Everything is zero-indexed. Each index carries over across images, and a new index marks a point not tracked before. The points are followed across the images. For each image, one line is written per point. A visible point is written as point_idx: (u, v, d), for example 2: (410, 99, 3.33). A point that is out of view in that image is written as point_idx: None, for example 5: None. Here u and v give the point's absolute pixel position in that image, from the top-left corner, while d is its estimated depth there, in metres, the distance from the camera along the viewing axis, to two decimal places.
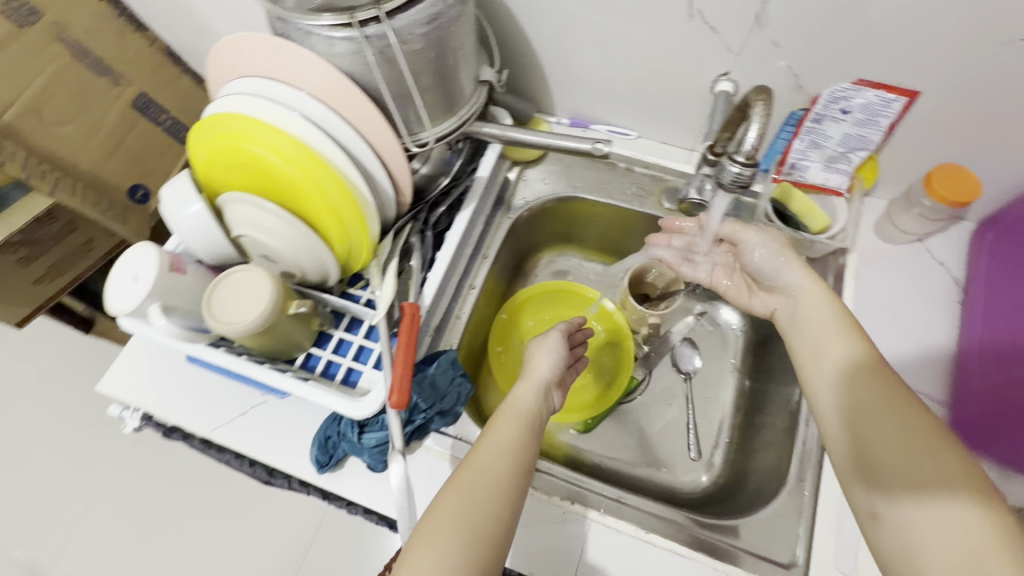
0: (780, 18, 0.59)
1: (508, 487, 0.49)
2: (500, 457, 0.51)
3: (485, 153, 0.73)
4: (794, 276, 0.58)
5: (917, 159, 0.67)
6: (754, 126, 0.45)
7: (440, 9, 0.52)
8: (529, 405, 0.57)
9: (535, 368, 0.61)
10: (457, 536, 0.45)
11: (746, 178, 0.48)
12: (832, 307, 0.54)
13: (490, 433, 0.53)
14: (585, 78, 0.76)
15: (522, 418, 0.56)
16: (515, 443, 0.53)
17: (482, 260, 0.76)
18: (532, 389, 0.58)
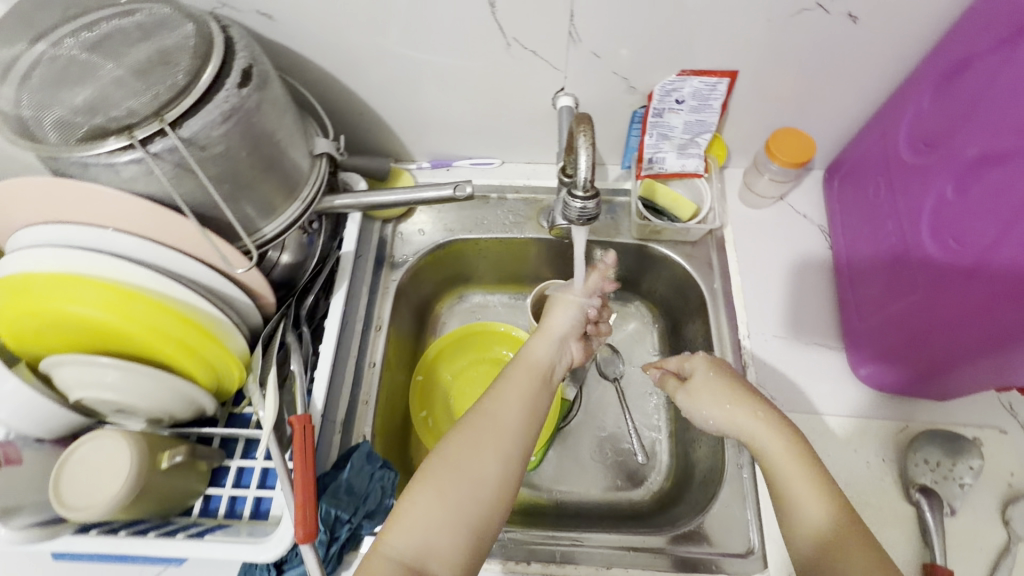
0: (591, 31, 0.59)
1: (519, 448, 0.50)
2: (513, 410, 0.52)
3: (347, 227, 0.69)
4: (723, 411, 0.53)
5: (757, 129, 0.70)
6: (584, 156, 0.46)
7: (236, 103, 0.48)
8: (547, 360, 0.57)
9: (553, 321, 0.60)
10: (461, 487, 0.47)
11: (590, 209, 0.49)
12: (776, 433, 0.50)
13: (507, 389, 0.54)
14: (431, 120, 0.74)
15: (535, 375, 0.56)
16: (527, 399, 0.53)
17: (376, 332, 0.71)
18: (548, 342, 0.58)
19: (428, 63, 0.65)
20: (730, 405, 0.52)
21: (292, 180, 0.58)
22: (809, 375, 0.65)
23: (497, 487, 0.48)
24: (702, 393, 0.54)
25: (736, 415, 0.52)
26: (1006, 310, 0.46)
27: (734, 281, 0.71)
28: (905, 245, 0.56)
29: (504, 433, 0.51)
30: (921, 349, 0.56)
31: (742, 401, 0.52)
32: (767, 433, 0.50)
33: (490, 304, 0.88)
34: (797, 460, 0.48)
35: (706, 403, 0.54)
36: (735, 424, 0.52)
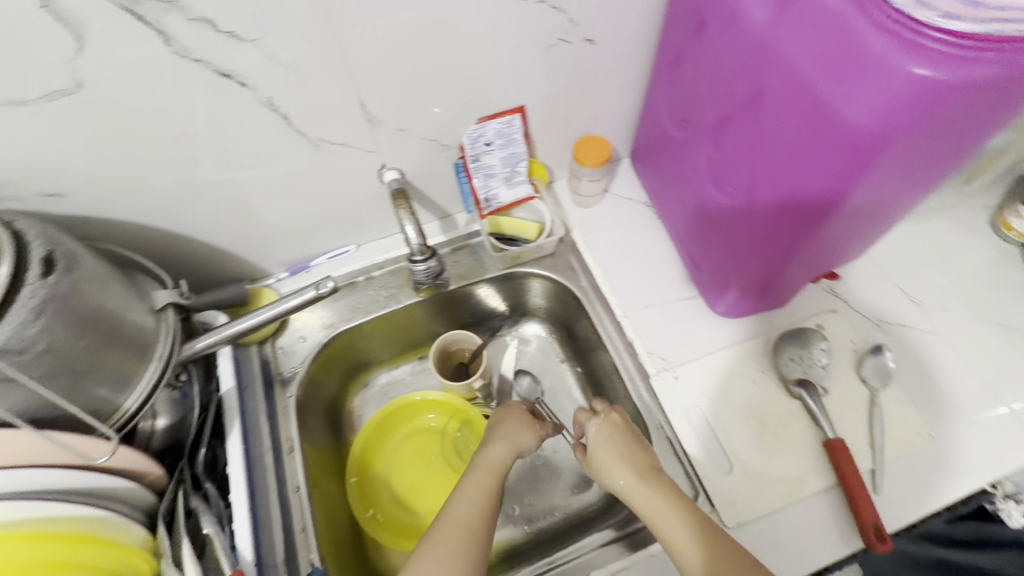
0: (387, 112, 0.64)
1: (475, 517, 0.57)
2: (468, 503, 0.58)
3: (219, 364, 0.66)
4: (616, 458, 0.59)
5: (561, 143, 0.80)
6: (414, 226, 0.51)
7: (45, 293, 0.46)
8: (498, 460, 0.63)
9: (507, 428, 0.67)
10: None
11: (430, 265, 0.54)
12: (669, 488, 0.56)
13: (472, 476, 0.61)
14: (273, 232, 0.74)
15: (491, 476, 0.61)
16: (483, 479, 0.61)
17: (289, 456, 0.68)
18: (504, 445, 0.64)
19: (245, 184, 0.66)
20: (619, 457, 0.59)
21: (140, 341, 0.55)
22: (686, 327, 0.74)
23: (465, 546, 0.55)
24: (608, 431, 0.62)
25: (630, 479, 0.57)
26: (783, 224, 0.54)
27: (596, 273, 0.79)
28: (702, 192, 0.66)
29: (459, 514, 0.57)
30: (745, 272, 0.65)
31: (630, 462, 0.58)
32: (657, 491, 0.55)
33: (398, 378, 0.88)
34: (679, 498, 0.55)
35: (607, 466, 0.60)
36: (634, 487, 0.57)
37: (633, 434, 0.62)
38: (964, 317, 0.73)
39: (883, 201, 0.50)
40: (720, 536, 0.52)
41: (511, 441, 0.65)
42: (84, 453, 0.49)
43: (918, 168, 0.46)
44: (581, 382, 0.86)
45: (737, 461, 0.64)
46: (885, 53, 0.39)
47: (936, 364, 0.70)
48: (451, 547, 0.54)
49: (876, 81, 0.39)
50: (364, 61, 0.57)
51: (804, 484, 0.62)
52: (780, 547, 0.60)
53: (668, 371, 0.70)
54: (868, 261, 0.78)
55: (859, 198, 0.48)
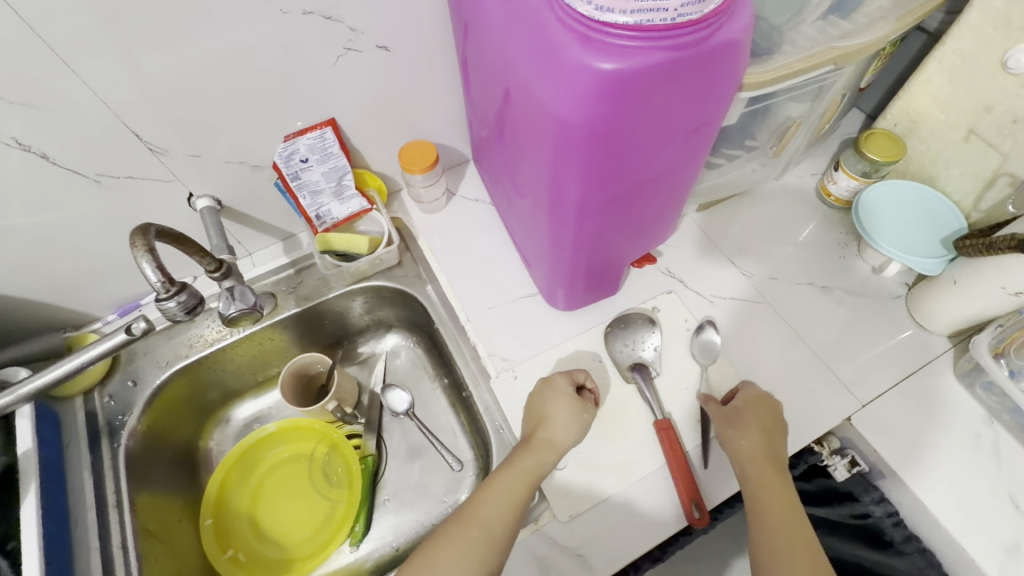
0: (171, 139, 0.61)
1: (502, 522, 0.56)
2: (499, 507, 0.57)
3: (21, 425, 0.62)
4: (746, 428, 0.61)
5: (391, 151, 0.79)
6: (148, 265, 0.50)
7: None
8: (532, 466, 0.60)
9: (555, 427, 0.62)
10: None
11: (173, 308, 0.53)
12: (778, 476, 0.59)
13: (509, 473, 0.60)
14: (84, 274, 0.70)
15: (523, 484, 0.59)
16: (517, 480, 0.59)
17: (116, 510, 0.65)
18: (542, 450, 0.61)
19: (28, 229, 0.62)
20: (756, 432, 0.61)
21: None
22: (530, 325, 0.74)
23: (488, 546, 0.55)
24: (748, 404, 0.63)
25: (754, 459, 0.59)
26: (562, 219, 0.55)
27: (440, 279, 0.78)
28: (511, 187, 0.66)
29: (491, 515, 0.57)
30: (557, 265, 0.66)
31: (765, 449, 0.60)
32: (777, 482, 0.58)
33: (262, 409, 0.85)
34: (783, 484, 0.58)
35: (729, 430, 0.61)
36: (755, 470, 0.59)
37: (771, 415, 0.62)
38: (791, 284, 0.76)
39: (642, 185, 0.52)
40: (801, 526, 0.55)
41: (554, 445, 0.61)
42: None
43: (652, 153, 0.47)
44: (448, 388, 0.86)
45: (571, 454, 0.64)
46: (567, 49, 0.39)
47: (764, 333, 0.72)
48: (478, 545, 0.55)
49: (565, 75, 0.40)
50: (118, 92, 0.54)
51: (634, 469, 0.63)
52: (610, 533, 0.61)
53: (507, 372, 0.70)
54: (703, 239, 0.80)
55: (606, 186, 0.49)
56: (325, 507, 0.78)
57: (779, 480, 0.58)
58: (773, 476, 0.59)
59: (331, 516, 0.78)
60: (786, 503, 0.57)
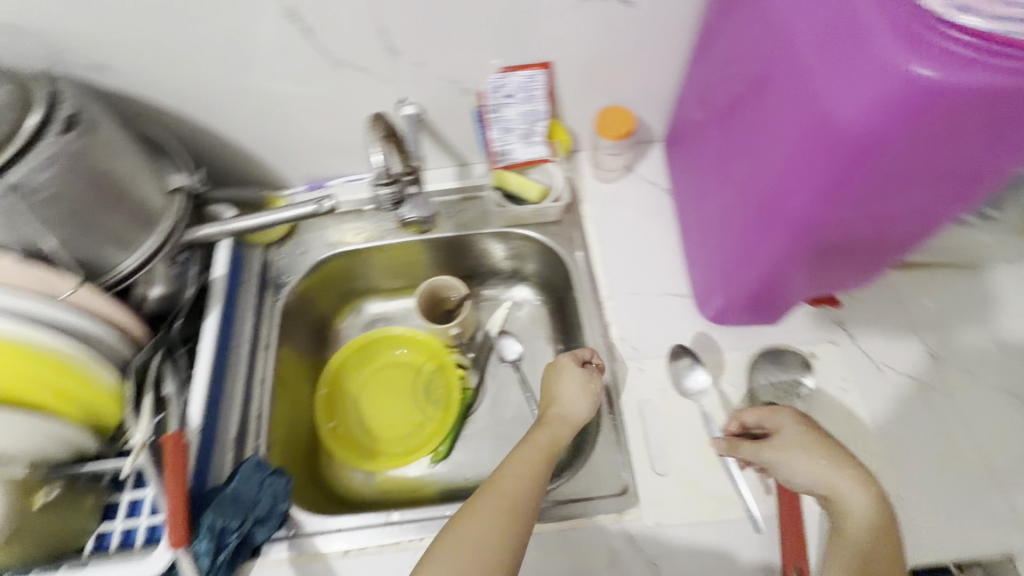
0: (407, 43, 0.65)
1: (527, 493, 0.55)
2: (518, 476, 0.56)
3: (217, 254, 0.71)
4: (811, 466, 0.55)
5: (587, 110, 0.78)
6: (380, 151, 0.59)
7: (60, 147, 0.51)
8: (548, 443, 0.61)
9: (563, 405, 0.64)
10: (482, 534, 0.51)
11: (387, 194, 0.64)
12: (873, 503, 0.52)
13: (525, 449, 0.60)
14: (294, 145, 0.78)
15: (541, 458, 0.59)
16: (535, 455, 0.59)
17: (264, 352, 0.74)
18: (553, 425, 0.62)
19: (270, 93, 0.70)
20: (829, 463, 0.54)
21: (144, 216, 0.62)
22: (670, 324, 0.71)
23: (512, 515, 0.53)
24: (795, 448, 0.56)
25: (840, 487, 0.53)
26: (771, 230, 0.50)
27: (592, 250, 0.77)
28: (714, 178, 0.62)
29: (512, 484, 0.55)
30: (731, 273, 0.62)
31: (833, 456, 0.55)
32: (856, 492, 0.53)
33: (390, 312, 0.91)
34: (883, 516, 0.52)
35: (807, 462, 0.55)
36: (834, 489, 0.54)
37: (829, 438, 0.56)
38: (985, 383, 0.65)
39: (880, 218, 0.46)
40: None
41: (568, 421, 0.63)
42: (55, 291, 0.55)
43: (917, 186, 0.42)
44: (559, 355, 0.86)
45: (674, 464, 0.62)
46: (883, 48, 0.35)
47: (933, 424, 0.63)
48: (503, 514, 0.53)
49: (866, 74, 0.36)
50: None
51: (736, 505, 0.59)
52: (691, 556, 0.58)
53: (633, 361, 0.68)
54: (894, 300, 0.70)
55: (840, 211, 0.44)
56: (419, 419, 0.83)
57: (872, 501, 0.52)
58: (860, 494, 0.53)
59: (422, 429, 0.83)
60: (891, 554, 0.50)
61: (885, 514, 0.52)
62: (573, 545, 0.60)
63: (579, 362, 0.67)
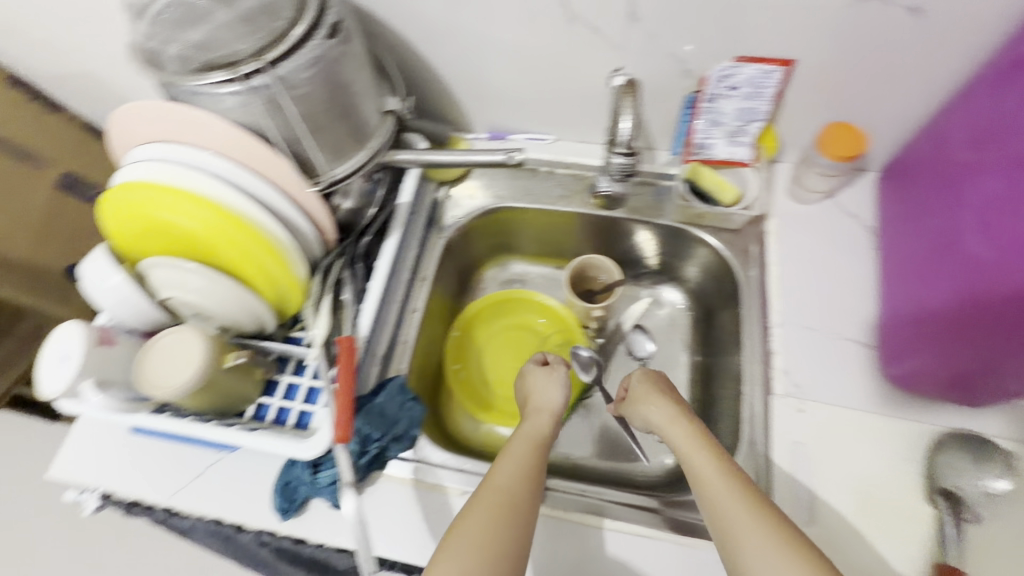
0: (651, 11, 0.61)
1: (521, 480, 0.55)
2: (508, 465, 0.57)
3: (405, 180, 0.74)
4: (664, 415, 0.60)
5: (808, 121, 0.71)
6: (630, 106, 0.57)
7: (322, 51, 0.54)
8: (533, 432, 0.63)
9: (540, 397, 0.69)
10: (478, 516, 0.51)
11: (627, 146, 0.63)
12: (740, 496, 0.48)
13: (516, 441, 0.61)
14: (492, 92, 0.78)
15: (528, 442, 0.61)
16: (522, 443, 0.61)
17: (421, 282, 0.76)
18: (539, 416, 0.66)
19: (493, 37, 0.69)
20: (666, 417, 0.59)
21: (362, 128, 0.65)
22: (842, 372, 0.65)
23: (511, 503, 0.53)
24: (641, 398, 0.63)
25: (707, 480, 0.50)
26: None
27: (771, 271, 0.72)
28: (938, 243, 0.59)
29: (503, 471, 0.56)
30: (936, 347, 0.58)
31: (719, 458, 0.52)
32: (725, 492, 0.48)
33: (530, 275, 0.92)
34: (747, 514, 0.46)
35: (658, 415, 0.60)
36: (705, 483, 0.50)
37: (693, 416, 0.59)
38: None
39: None
40: (802, 553, 0.43)
41: (546, 411, 0.67)
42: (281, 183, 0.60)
43: None
44: (693, 368, 0.82)
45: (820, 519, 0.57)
46: None
47: None
48: (497, 501, 0.53)
49: None
50: None
51: None
52: None
53: (795, 400, 0.63)
54: None
55: None
56: None
57: (748, 495, 0.48)
58: (724, 481, 0.49)
59: None
60: (779, 530, 0.45)
61: (757, 498, 0.48)
62: (693, 563, 0.58)
63: (541, 362, 0.74)
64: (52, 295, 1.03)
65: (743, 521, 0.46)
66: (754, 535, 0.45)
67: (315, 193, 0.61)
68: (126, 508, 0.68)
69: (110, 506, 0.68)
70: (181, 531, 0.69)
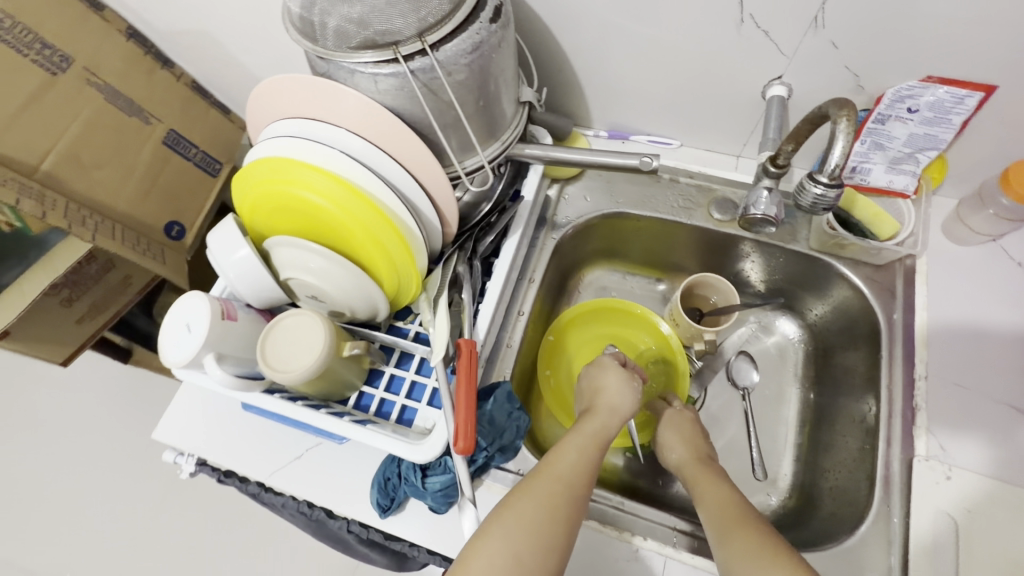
0: (840, 18, 0.55)
1: (578, 477, 0.52)
2: (571, 459, 0.54)
3: (527, 175, 0.70)
4: (684, 451, 0.63)
5: (988, 155, 0.63)
6: (840, 142, 0.41)
7: (484, 36, 0.51)
8: (598, 428, 0.58)
9: (610, 395, 0.62)
10: (532, 501, 0.49)
11: (829, 198, 0.45)
12: (744, 522, 0.49)
13: (575, 433, 0.58)
14: (626, 90, 0.73)
15: (593, 441, 0.57)
16: (587, 439, 0.57)
17: (528, 284, 0.73)
18: (614, 419, 0.60)
19: (644, 31, 0.64)
20: (683, 454, 0.63)
21: (500, 120, 0.61)
22: (995, 440, 0.59)
23: (562, 496, 0.50)
24: (670, 430, 0.66)
25: (715, 510, 0.52)
26: None
27: (918, 316, 0.65)
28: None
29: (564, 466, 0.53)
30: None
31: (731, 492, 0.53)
32: (732, 520, 0.50)
33: (628, 284, 0.88)
34: (750, 540, 0.47)
35: (681, 453, 0.63)
36: (714, 513, 0.52)
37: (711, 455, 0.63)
38: None
39: None
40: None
41: (614, 410, 0.61)
42: (415, 171, 0.57)
43: None
44: (803, 405, 0.77)
45: None
46: None
47: None
48: (552, 494, 0.50)
49: None
50: None
51: None
52: None
53: (941, 465, 0.57)
54: None
55: None
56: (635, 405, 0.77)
57: (755, 524, 0.49)
58: (731, 511, 0.51)
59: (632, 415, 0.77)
60: (780, 554, 0.45)
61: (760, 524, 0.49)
62: None
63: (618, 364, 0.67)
64: (147, 253, 0.96)
65: (747, 547, 0.46)
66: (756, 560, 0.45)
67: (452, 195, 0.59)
68: (219, 476, 0.68)
69: (204, 472, 0.68)
70: (270, 506, 0.69)
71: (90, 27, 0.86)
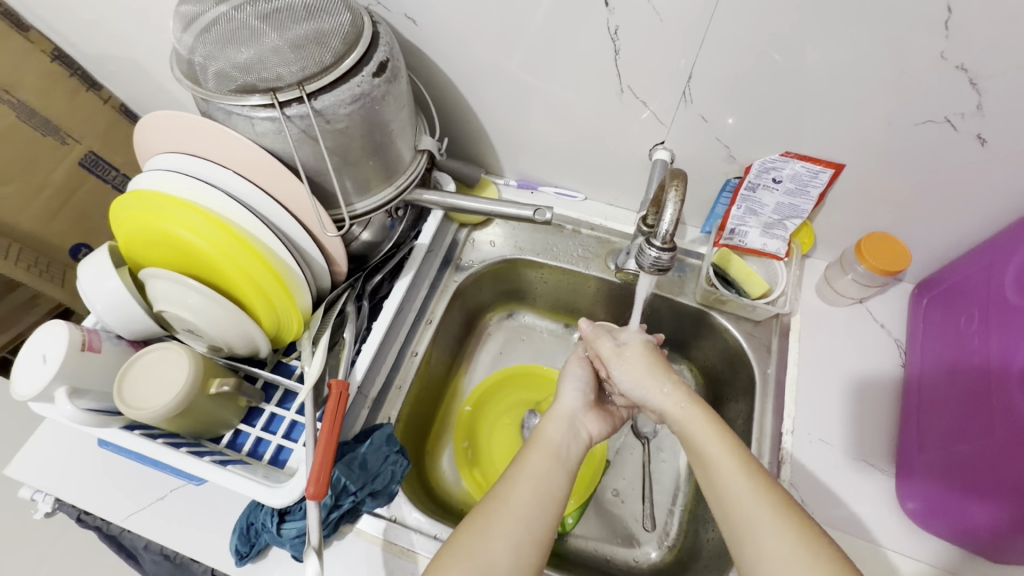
0: (705, 96, 0.60)
1: (538, 509, 0.49)
2: (528, 485, 0.51)
3: (427, 220, 0.73)
4: (644, 380, 0.57)
5: (849, 224, 0.69)
6: (670, 210, 0.46)
7: (366, 89, 0.52)
8: (558, 440, 0.56)
9: (562, 404, 0.60)
10: (490, 533, 0.47)
11: (665, 260, 0.49)
12: (755, 485, 0.46)
13: (530, 446, 0.55)
14: (530, 144, 0.77)
15: (548, 454, 0.54)
16: (543, 456, 0.53)
17: (426, 325, 0.73)
18: (559, 422, 0.57)
19: (540, 93, 0.68)
20: (654, 379, 0.57)
21: (393, 168, 0.63)
22: (849, 493, 0.62)
23: (525, 533, 0.48)
24: (632, 360, 0.59)
25: (721, 468, 0.48)
26: None
27: (789, 372, 0.68)
28: (944, 396, 0.60)
29: (527, 498, 0.50)
30: (964, 501, 0.55)
31: (736, 451, 0.49)
32: (744, 478, 0.47)
33: (538, 328, 0.89)
34: (764, 509, 0.45)
35: (641, 376, 0.57)
36: (720, 466, 0.48)
37: (670, 366, 0.58)
38: None
39: None
40: (831, 560, 0.41)
41: (557, 414, 0.59)
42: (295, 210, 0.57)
43: None
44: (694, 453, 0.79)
45: None
46: None
47: None
48: (518, 526, 0.48)
49: None
50: (720, 39, 0.54)
51: None
52: None
53: None
54: None
55: None
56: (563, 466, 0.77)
57: (763, 483, 0.47)
58: (736, 467, 0.48)
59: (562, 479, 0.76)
60: (792, 518, 0.44)
61: (762, 476, 0.47)
62: None
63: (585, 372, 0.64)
64: (44, 275, 0.94)
65: (762, 515, 0.45)
66: (782, 551, 0.42)
67: (340, 236, 0.60)
68: (79, 516, 0.63)
69: (62, 512, 0.63)
70: (133, 551, 0.64)
71: (10, 47, 0.83)
